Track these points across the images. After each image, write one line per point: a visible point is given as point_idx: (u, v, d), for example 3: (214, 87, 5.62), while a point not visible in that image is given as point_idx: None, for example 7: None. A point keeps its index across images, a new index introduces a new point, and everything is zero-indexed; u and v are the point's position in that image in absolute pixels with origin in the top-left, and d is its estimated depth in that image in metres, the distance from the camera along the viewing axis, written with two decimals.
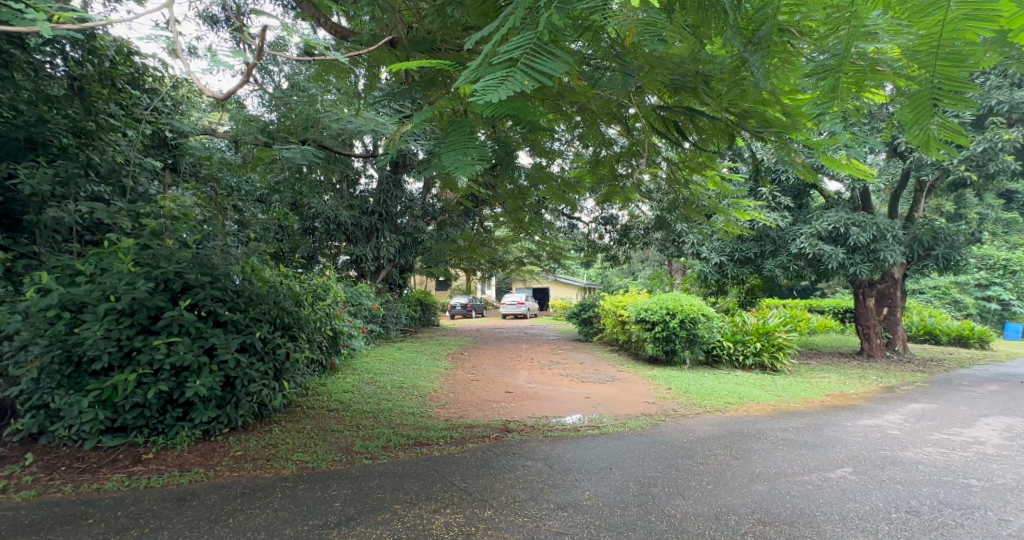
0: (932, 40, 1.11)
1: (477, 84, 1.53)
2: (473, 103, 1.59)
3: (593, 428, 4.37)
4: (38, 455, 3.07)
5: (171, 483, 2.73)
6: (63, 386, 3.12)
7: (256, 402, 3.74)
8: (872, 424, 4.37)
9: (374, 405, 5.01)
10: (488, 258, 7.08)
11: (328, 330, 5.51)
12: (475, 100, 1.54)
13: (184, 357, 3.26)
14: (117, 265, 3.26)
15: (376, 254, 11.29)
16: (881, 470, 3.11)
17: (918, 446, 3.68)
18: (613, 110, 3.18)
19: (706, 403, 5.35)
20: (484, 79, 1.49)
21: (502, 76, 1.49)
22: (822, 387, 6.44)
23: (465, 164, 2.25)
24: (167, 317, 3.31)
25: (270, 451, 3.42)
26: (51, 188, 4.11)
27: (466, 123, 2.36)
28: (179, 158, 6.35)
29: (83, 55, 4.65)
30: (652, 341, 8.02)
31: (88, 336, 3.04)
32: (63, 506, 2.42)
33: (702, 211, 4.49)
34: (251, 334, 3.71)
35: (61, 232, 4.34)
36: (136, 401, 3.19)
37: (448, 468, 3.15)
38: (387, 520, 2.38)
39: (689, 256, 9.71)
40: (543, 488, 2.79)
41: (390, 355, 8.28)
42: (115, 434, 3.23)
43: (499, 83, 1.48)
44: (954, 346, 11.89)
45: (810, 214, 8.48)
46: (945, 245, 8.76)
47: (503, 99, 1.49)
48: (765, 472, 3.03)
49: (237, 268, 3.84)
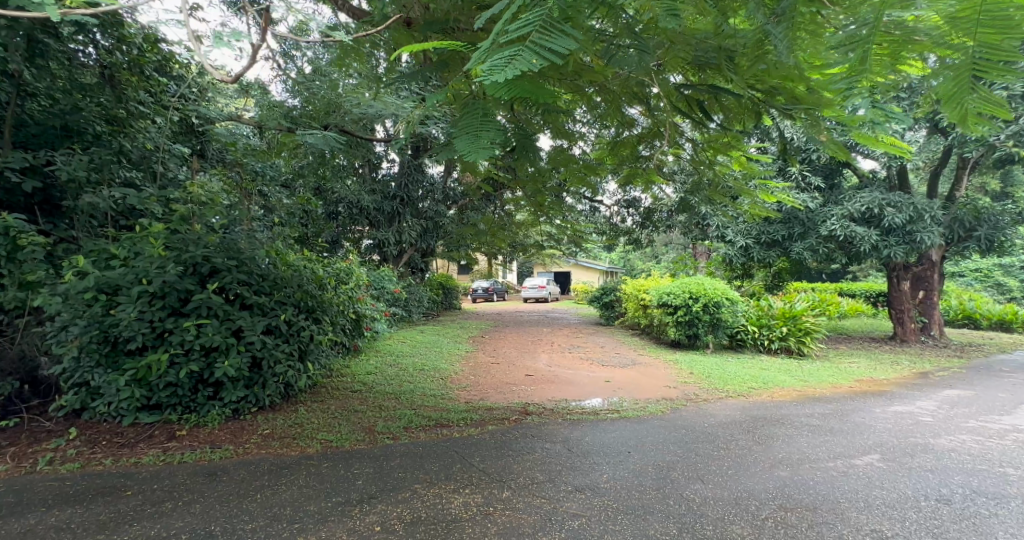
0: (978, 4, 1.04)
1: (485, 65, 1.52)
2: (482, 83, 1.58)
3: (613, 412, 4.36)
4: (81, 430, 3.21)
5: (204, 459, 2.84)
6: (101, 365, 3.25)
7: (282, 383, 3.85)
8: (902, 410, 4.25)
9: (396, 386, 5.11)
10: (509, 241, 7.05)
11: (352, 312, 5.62)
12: (483, 80, 1.54)
13: (213, 338, 3.36)
14: (148, 249, 3.37)
15: (398, 238, 11.52)
16: (912, 457, 3.02)
17: (952, 433, 3.57)
18: (635, 89, 3.12)
19: (728, 387, 5.30)
20: (492, 59, 1.48)
21: (509, 55, 1.47)
22: (851, 372, 6.28)
23: (478, 148, 2.24)
24: (196, 300, 3.41)
25: (296, 430, 3.54)
26: (87, 175, 4.26)
27: (479, 105, 2.34)
28: (207, 145, 6.58)
29: (113, 43, 4.79)
30: (675, 325, 7.93)
31: (123, 318, 3.15)
32: (103, 479, 2.54)
33: (727, 192, 4.39)
34: (276, 316, 3.81)
35: (97, 217, 4.51)
36: (169, 380, 3.30)
37: (468, 449, 3.20)
38: (407, 498, 2.43)
39: (713, 239, 9.52)
40: (561, 470, 2.81)
41: (413, 338, 8.39)
42: (151, 412, 3.35)
43: (506, 63, 1.46)
44: (995, 331, 11.42)
45: (843, 195, 8.18)
46: (988, 226, 8.35)
47: (510, 78, 1.47)
48: (788, 458, 2.98)
49: (261, 251, 3.95)
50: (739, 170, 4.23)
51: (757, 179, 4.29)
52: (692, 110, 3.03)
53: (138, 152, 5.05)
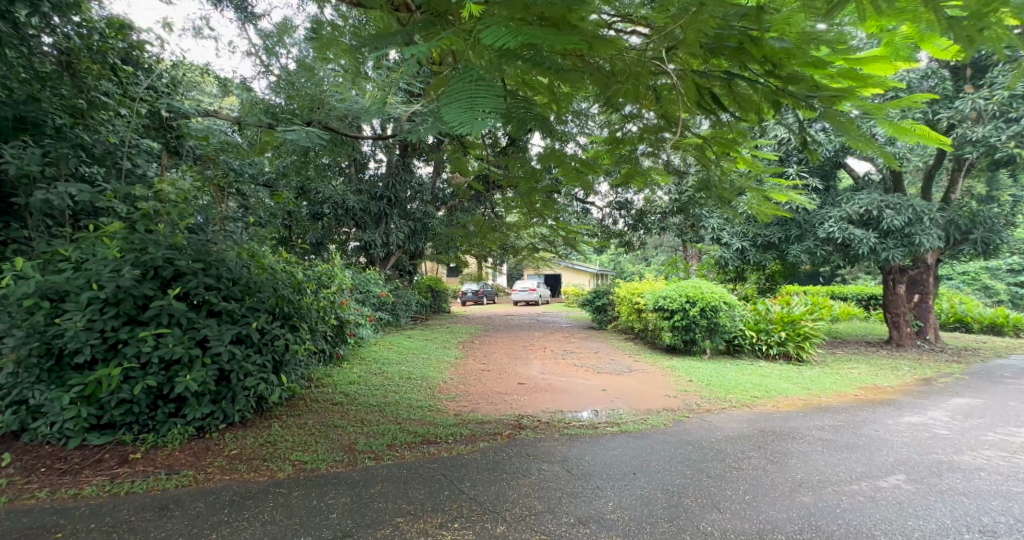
0: None
1: None
2: None
3: (612, 425, 4.09)
4: (17, 455, 2.82)
5: (156, 488, 2.51)
6: (43, 381, 2.89)
7: (254, 396, 3.52)
8: (917, 421, 4.02)
9: (380, 397, 4.78)
10: (501, 244, 6.77)
11: (333, 318, 5.29)
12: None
13: (173, 350, 3.03)
14: (102, 251, 3.05)
15: (385, 240, 11.13)
16: (939, 478, 2.78)
17: (974, 448, 3.34)
18: (641, 76, 2.89)
19: (731, 396, 5.06)
20: None
21: None
22: (853, 379, 6.09)
23: (473, 118, 2.03)
24: (155, 307, 3.07)
25: (268, 449, 3.24)
26: (42, 168, 3.96)
27: (473, 73, 2.14)
28: (183, 141, 6.24)
29: (74, 29, 4.47)
30: (671, 330, 7.71)
31: (68, 328, 2.80)
32: (34, 517, 2.20)
33: (733, 191, 4.15)
34: (247, 324, 3.49)
35: (54, 216, 4.15)
36: (123, 396, 2.94)
37: (457, 471, 2.91)
38: (387, 537, 2.13)
39: (709, 241, 9.32)
40: (561, 497, 2.53)
41: (400, 344, 8.06)
42: (102, 432, 2.99)
43: None
44: (987, 334, 11.38)
45: (840, 197, 8.02)
46: (984, 228, 8.22)
47: None
48: (808, 480, 2.74)
49: (232, 253, 3.64)
50: (744, 168, 4.00)
51: (765, 176, 4.05)
52: (698, 109, 2.86)
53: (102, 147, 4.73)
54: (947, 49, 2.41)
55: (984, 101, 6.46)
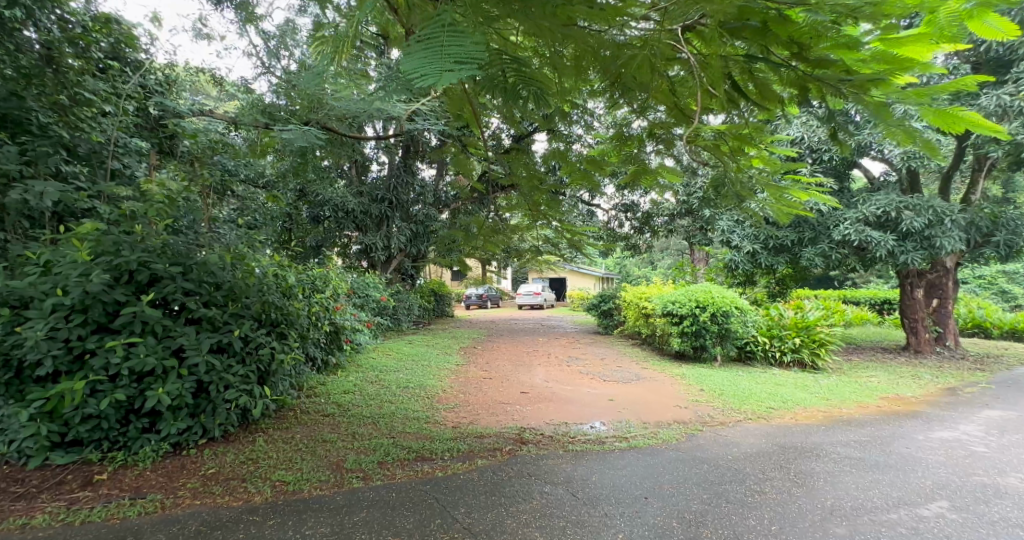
0: None
1: None
2: None
3: (620, 440, 3.82)
4: None
5: (116, 517, 2.30)
6: (2, 395, 2.67)
7: (236, 409, 3.29)
8: (950, 437, 3.72)
9: (375, 408, 4.53)
10: (504, 249, 6.52)
11: (327, 324, 5.05)
12: None
13: (145, 361, 2.81)
14: (70, 253, 2.84)
15: (386, 243, 10.88)
16: (986, 506, 2.51)
17: (1020, 470, 3.04)
18: (651, 62, 2.65)
19: (746, 408, 4.78)
20: None
21: None
22: (873, 388, 5.78)
23: (442, 71, 1.88)
24: (126, 314, 2.85)
25: (248, 468, 3.01)
26: (19, 167, 3.81)
27: (443, 21, 2.01)
28: (175, 141, 6.06)
29: (56, 22, 4.29)
30: (680, 337, 7.41)
31: (28, 337, 2.58)
32: None
33: (749, 190, 3.89)
34: (229, 332, 3.27)
35: (31, 217, 3.97)
36: (88, 412, 2.71)
37: (451, 494, 2.67)
38: None
39: (719, 244, 9.04)
40: (566, 528, 2.30)
41: (399, 350, 7.80)
42: (67, 450, 2.74)
43: None
44: (1008, 340, 10.99)
45: (856, 197, 7.72)
46: (1007, 230, 7.79)
47: None
48: (839, 508, 2.47)
49: (216, 255, 3.42)
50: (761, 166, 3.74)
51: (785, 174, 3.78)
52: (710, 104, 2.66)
53: (86, 146, 4.55)
54: (1000, 28, 2.03)
55: (1009, 96, 6.16)
